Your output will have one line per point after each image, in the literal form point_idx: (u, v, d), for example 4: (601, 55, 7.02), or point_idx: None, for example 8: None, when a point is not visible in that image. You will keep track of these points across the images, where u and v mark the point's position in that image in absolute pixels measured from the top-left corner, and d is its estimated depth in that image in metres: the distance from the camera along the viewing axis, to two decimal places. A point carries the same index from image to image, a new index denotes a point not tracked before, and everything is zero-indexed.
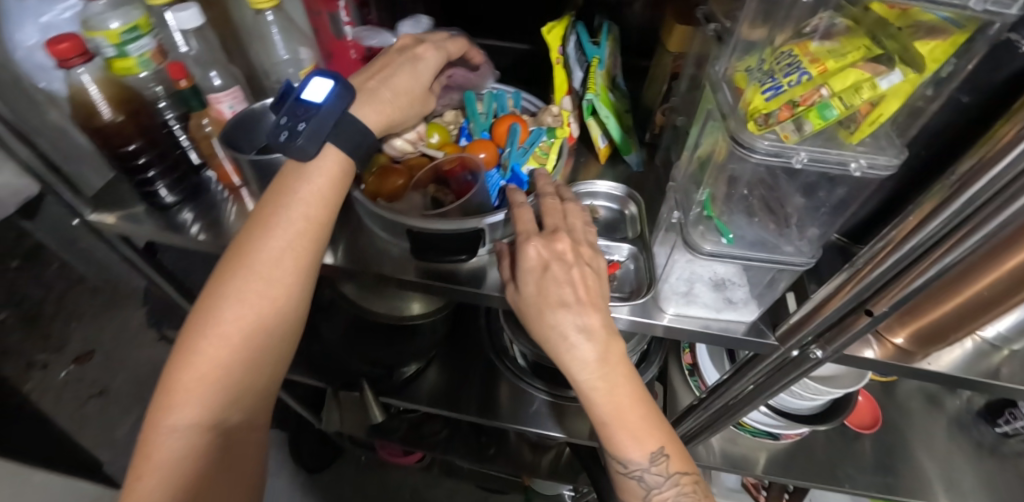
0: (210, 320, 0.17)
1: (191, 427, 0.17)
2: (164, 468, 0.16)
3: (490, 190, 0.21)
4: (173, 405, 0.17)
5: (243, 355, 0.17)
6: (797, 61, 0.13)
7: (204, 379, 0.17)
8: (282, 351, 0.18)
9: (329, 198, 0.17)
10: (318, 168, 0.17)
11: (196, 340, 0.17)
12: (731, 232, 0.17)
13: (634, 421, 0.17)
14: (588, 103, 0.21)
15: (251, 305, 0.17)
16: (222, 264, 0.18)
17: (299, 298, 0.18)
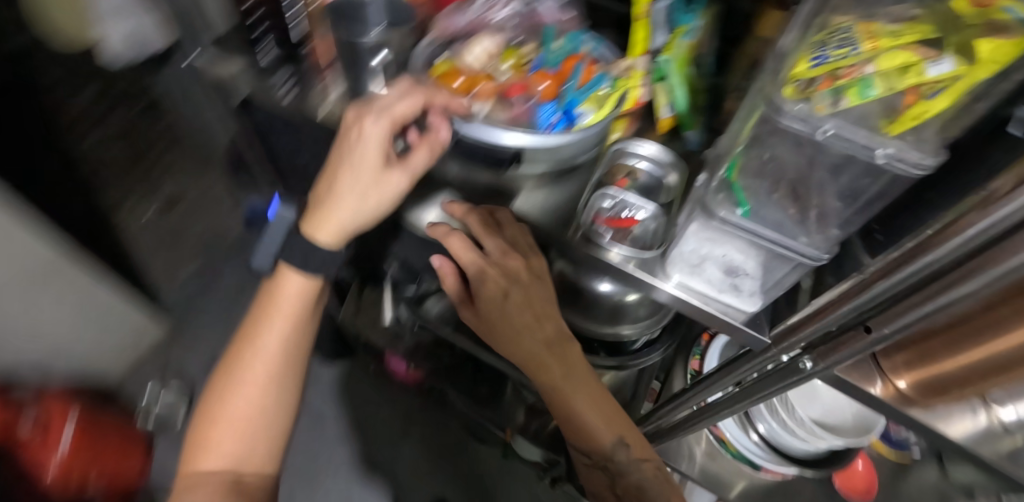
0: (226, 397, 0.26)
1: (218, 470, 0.25)
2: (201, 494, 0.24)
3: (540, 120, 0.20)
4: (203, 458, 0.25)
5: (248, 418, 0.26)
6: (851, 37, 0.12)
7: (223, 437, 0.25)
8: (277, 412, 0.27)
9: (293, 309, 0.26)
10: (276, 294, 0.25)
11: (218, 412, 0.25)
12: (749, 206, 0.16)
13: (596, 415, 0.28)
14: (660, 65, 0.21)
15: (247, 384, 0.25)
16: (228, 363, 0.26)
17: (279, 378, 0.26)
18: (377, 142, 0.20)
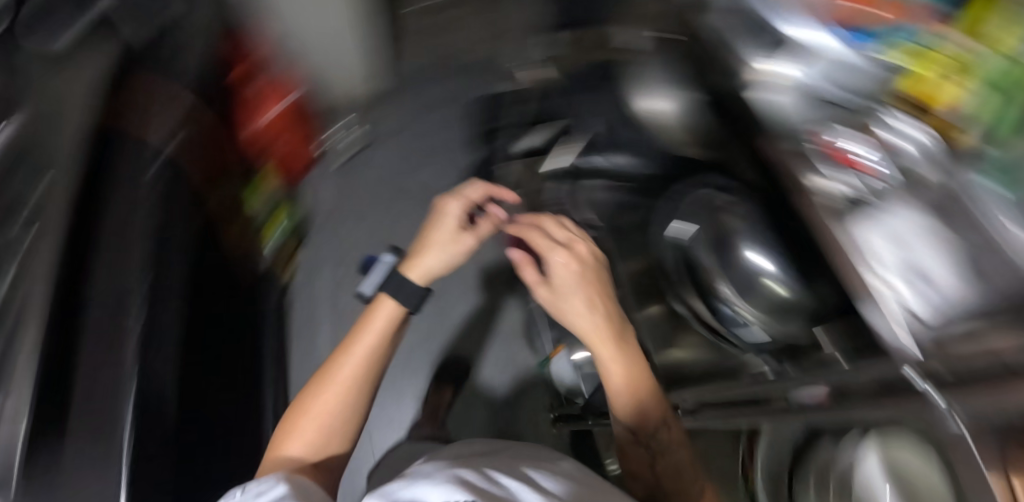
0: (310, 405, 0.44)
1: (299, 454, 0.43)
2: (292, 454, 0.43)
3: (858, 39, 0.34)
4: (292, 443, 0.43)
5: (327, 410, 0.44)
6: (971, 121, 0.30)
7: (312, 421, 0.44)
8: (341, 410, 0.44)
9: (367, 351, 0.45)
10: (366, 331, 0.45)
11: (308, 410, 0.44)
12: (1008, 192, 0.26)
13: (618, 376, 0.43)
14: (958, 74, 0.31)
15: (330, 393, 0.44)
16: (318, 380, 0.46)
17: (349, 391, 0.45)
18: (456, 214, 0.49)
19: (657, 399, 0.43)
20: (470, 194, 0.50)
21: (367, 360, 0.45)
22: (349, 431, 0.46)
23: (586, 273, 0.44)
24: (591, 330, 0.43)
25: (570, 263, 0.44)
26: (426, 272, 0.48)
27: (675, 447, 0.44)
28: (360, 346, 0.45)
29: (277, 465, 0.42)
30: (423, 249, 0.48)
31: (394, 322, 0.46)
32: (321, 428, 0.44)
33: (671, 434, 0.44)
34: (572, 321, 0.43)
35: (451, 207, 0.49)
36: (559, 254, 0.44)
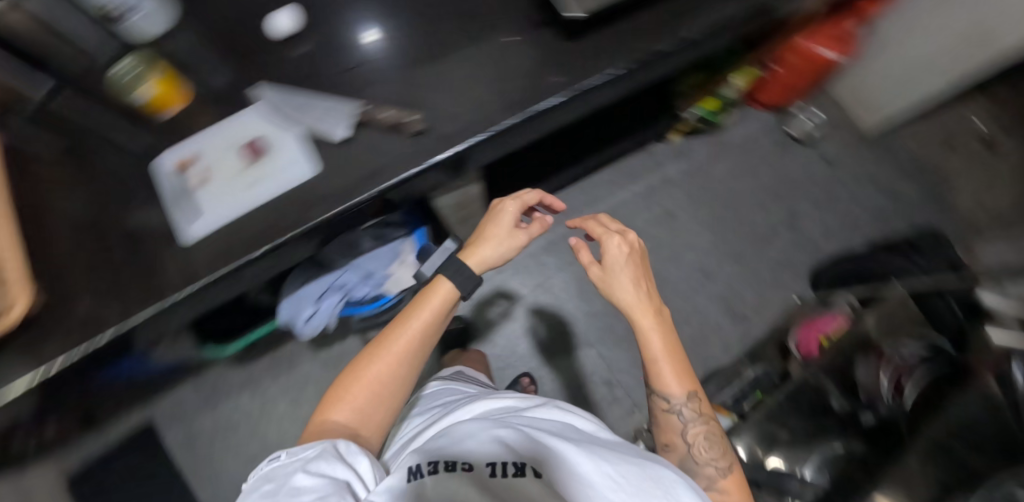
0: (358, 377, 0.57)
1: (343, 424, 0.54)
2: (341, 414, 0.55)
3: None
4: (338, 411, 0.55)
5: (378, 383, 0.57)
6: None
7: (367, 385, 0.57)
8: (392, 387, 0.58)
9: (427, 322, 0.61)
10: (432, 302, 0.62)
11: (364, 373, 0.57)
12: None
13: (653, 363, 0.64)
14: None
15: (382, 366, 0.57)
16: (371, 351, 0.59)
17: (402, 363, 0.59)
18: (511, 213, 0.69)
19: (676, 363, 0.63)
20: (521, 197, 0.70)
21: (421, 336, 0.60)
22: (393, 409, 0.58)
23: (632, 268, 0.66)
24: (630, 305, 0.64)
25: (622, 252, 0.66)
26: (483, 262, 0.66)
27: (701, 422, 0.64)
28: (415, 323, 0.60)
29: (328, 428, 0.54)
30: (487, 237, 0.68)
31: (446, 302, 0.63)
32: (382, 396, 0.57)
33: (694, 407, 0.63)
34: (621, 299, 0.65)
35: (508, 207, 0.69)
36: (617, 243, 0.66)
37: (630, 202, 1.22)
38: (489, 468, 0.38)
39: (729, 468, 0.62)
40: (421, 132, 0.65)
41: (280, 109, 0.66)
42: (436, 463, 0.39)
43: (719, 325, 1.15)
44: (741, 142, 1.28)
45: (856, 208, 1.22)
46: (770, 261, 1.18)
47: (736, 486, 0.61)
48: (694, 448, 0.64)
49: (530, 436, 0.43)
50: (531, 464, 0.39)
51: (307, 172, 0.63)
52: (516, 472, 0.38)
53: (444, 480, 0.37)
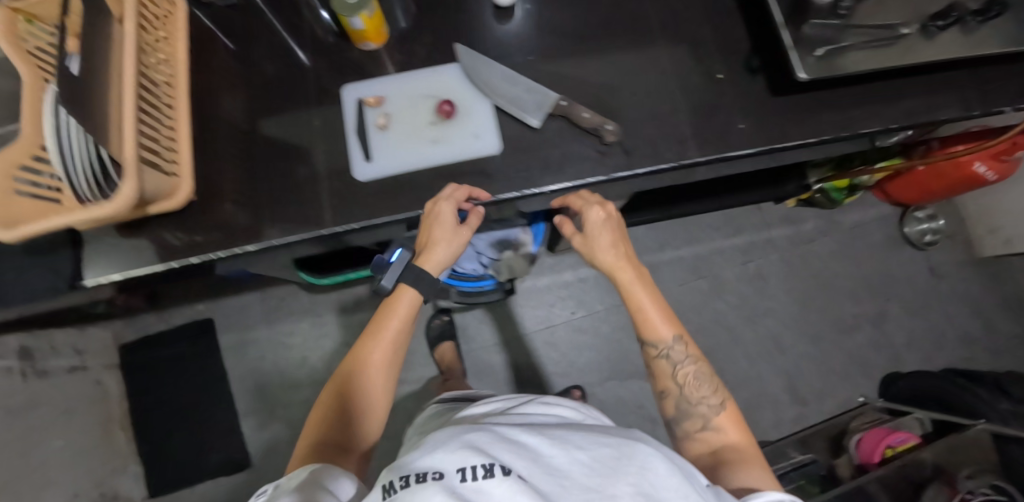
0: (337, 394, 0.52)
1: (329, 443, 0.49)
2: (319, 436, 0.50)
3: None
4: (321, 432, 0.50)
5: (354, 395, 0.52)
6: None
7: (344, 397, 0.51)
8: (373, 396, 0.52)
9: (400, 320, 0.54)
10: (402, 301, 0.55)
11: (342, 387, 0.52)
12: None
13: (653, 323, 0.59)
14: None
15: (358, 375, 0.52)
16: (347, 362, 0.53)
17: (378, 366, 0.53)
18: (449, 214, 0.56)
19: (662, 308, 0.59)
20: (456, 196, 0.56)
21: (386, 358, 0.53)
22: (378, 415, 0.53)
23: (611, 226, 0.58)
24: (610, 266, 0.58)
25: (601, 217, 0.57)
26: (440, 265, 0.56)
27: (692, 362, 0.59)
28: (386, 329, 0.54)
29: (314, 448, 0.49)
30: (433, 245, 0.55)
31: (412, 310, 0.55)
32: (362, 423, 0.52)
33: (683, 349, 0.59)
34: (598, 262, 0.58)
35: (442, 210, 0.55)
36: (595, 212, 0.57)
37: (726, 251, 1.21)
38: (459, 473, 0.31)
39: (725, 404, 0.58)
40: (611, 146, 0.62)
41: (478, 74, 0.63)
42: (407, 476, 0.32)
43: (777, 399, 1.14)
44: (851, 226, 1.23)
45: (947, 328, 1.17)
46: (846, 353, 1.16)
47: (731, 422, 0.57)
48: (685, 389, 0.60)
49: (498, 434, 0.37)
50: (502, 464, 0.31)
51: (489, 150, 0.61)
52: (485, 473, 0.30)
53: (413, 494, 0.30)
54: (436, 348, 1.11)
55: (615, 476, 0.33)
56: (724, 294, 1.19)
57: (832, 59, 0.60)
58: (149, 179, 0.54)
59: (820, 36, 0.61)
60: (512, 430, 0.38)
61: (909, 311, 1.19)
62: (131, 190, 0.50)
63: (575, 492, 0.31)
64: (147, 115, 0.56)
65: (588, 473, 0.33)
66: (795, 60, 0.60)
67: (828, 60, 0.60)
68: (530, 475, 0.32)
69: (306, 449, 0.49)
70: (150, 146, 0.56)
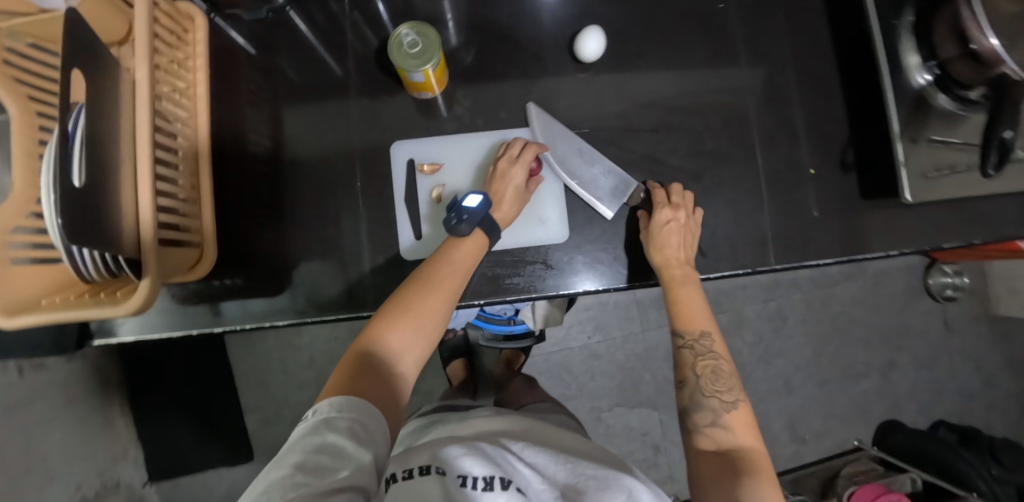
0: (396, 311, 0.50)
1: (379, 358, 0.48)
2: (370, 347, 0.48)
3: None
4: (372, 345, 0.48)
5: (415, 321, 0.50)
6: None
7: (407, 319, 0.50)
8: (432, 329, 0.51)
9: (470, 257, 0.55)
10: (471, 240, 0.55)
11: (404, 307, 0.50)
12: None
13: (688, 311, 0.57)
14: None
15: (424, 300, 0.51)
16: (415, 282, 0.52)
17: (445, 300, 0.52)
18: (518, 178, 0.59)
19: (703, 303, 0.58)
20: (525, 155, 0.60)
21: (445, 296, 0.52)
22: (428, 348, 0.52)
23: (683, 232, 0.58)
24: (660, 258, 0.57)
25: (669, 219, 0.57)
26: (505, 223, 0.59)
27: (719, 357, 0.56)
28: (458, 264, 0.54)
29: (365, 362, 0.47)
30: (501, 196, 0.59)
31: (476, 255, 0.55)
32: (412, 352, 0.50)
33: (711, 345, 0.57)
34: (649, 255, 0.58)
35: (514, 172, 0.59)
36: (663, 213, 0.57)
37: (749, 288, 1.19)
38: (460, 479, 0.36)
39: (739, 405, 0.53)
40: None
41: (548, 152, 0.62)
42: (411, 468, 0.37)
43: (778, 437, 1.17)
44: (877, 272, 1.21)
45: (949, 382, 1.21)
46: (849, 398, 1.19)
47: (744, 426, 0.52)
48: (702, 381, 0.55)
49: (493, 452, 0.42)
50: (501, 477, 0.37)
51: (554, 239, 0.61)
52: (485, 485, 0.36)
53: (419, 484, 0.35)
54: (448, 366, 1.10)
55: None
56: (741, 331, 1.18)
57: (938, 176, 0.57)
58: (170, 260, 0.49)
59: (932, 152, 0.57)
60: (507, 452, 0.43)
61: (917, 363, 1.20)
62: (153, 286, 0.43)
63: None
64: (161, 181, 0.49)
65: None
66: (904, 178, 0.56)
67: (940, 183, 0.57)
68: (521, 488, 0.38)
69: (355, 359, 0.47)
70: (167, 218, 0.49)
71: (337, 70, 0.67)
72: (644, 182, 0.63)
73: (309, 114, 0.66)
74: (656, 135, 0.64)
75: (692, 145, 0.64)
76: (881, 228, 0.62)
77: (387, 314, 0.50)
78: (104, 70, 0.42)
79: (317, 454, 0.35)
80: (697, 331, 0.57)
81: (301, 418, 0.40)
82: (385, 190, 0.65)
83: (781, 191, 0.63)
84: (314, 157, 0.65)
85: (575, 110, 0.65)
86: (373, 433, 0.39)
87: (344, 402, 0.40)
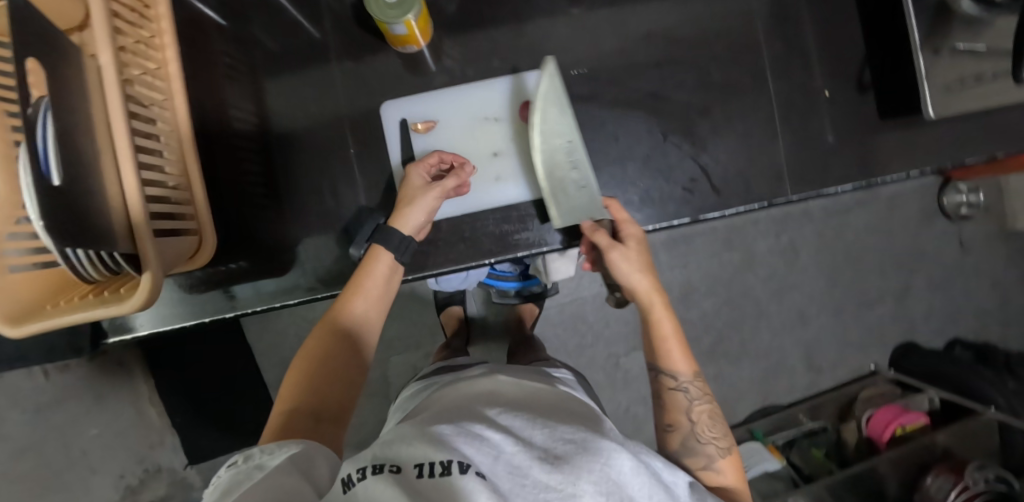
0: (306, 362, 0.47)
1: (296, 407, 0.43)
2: (286, 402, 0.44)
3: None
4: (285, 401, 0.44)
5: (328, 363, 0.47)
6: None
7: (319, 363, 0.47)
8: (350, 363, 0.48)
9: (381, 282, 0.53)
10: (381, 262, 0.53)
11: (313, 355, 0.48)
12: None
13: (673, 348, 0.51)
14: None
15: (332, 338, 0.49)
16: (318, 329, 0.49)
17: (358, 332, 0.50)
18: (419, 178, 0.57)
19: (682, 338, 0.51)
20: (426, 159, 0.58)
21: (358, 332, 0.50)
22: (354, 387, 0.48)
23: (645, 250, 0.53)
24: (642, 287, 0.51)
25: (636, 237, 0.53)
26: (411, 225, 0.55)
27: (706, 399, 0.50)
28: (362, 295, 0.52)
29: (281, 420, 0.42)
30: (403, 199, 0.56)
31: (388, 276, 0.54)
32: (336, 391, 0.46)
33: (700, 387, 0.50)
34: (629, 284, 0.51)
35: (413, 173, 0.57)
36: (630, 232, 0.53)
37: (760, 223, 1.16)
38: (418, 470, 0.27)
39: (732, 451, 0.48)
40: (701, 182, 0.59)
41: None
42: (365, 469, 0.29)
43: (794, 368, 1.19)
44: (890, 196, 1.18)
45: (964, 302, 1.20)
46: (864, 325, 1.19)
47: (738, 470, 0.48)
48: (697, 425, 0.49)
49: (453, 427, 0.32)
50: (460, 458, 0.28)
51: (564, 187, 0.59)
52: (440, 470, 0.27)
53: (369, 488, 0.26)
54: (442, 313, 1.09)
55: (577, 469, 0.29)
56: (753, 267, 1.17)
57: (962, 88, 0.54)
58: (171, 250, 0.48)
59: (954, 64, 0.54)
60: (472, 425, 0.33)
61: (933, 286, 1.20)
62: (157, 279, 0.43)
63: (532, 493, 0.27)
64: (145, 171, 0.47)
65: (548, 468, 0.29)
66: (925, 93, 0.54)
67: (963, 96, 0.54)
68: (483, 472, 0.27)
69: (280, 417, 0.43)
70: (160, 209, 0.47)
71: (315, 32, 0.63)
72: (649, 123, 0.60)
73: (293, 84, 0.63)
74: (659, 71, 0.60)
75: (697, 77, 0.60)
76: (902, 148, 0.60)
77: (300, 368, 0.47)
78: (66, 57, 0.39)
79: (243, 490, 0.29)
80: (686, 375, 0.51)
81: (229, 468, 0.33)
82: (380, 156, 0.62)
83: (796, 117, 0.60)
84: (303, 129, 0.62)
85: (571, 51, 0.61)
86: (312, 462, 0.33)
87: (276, 444, 0.35)
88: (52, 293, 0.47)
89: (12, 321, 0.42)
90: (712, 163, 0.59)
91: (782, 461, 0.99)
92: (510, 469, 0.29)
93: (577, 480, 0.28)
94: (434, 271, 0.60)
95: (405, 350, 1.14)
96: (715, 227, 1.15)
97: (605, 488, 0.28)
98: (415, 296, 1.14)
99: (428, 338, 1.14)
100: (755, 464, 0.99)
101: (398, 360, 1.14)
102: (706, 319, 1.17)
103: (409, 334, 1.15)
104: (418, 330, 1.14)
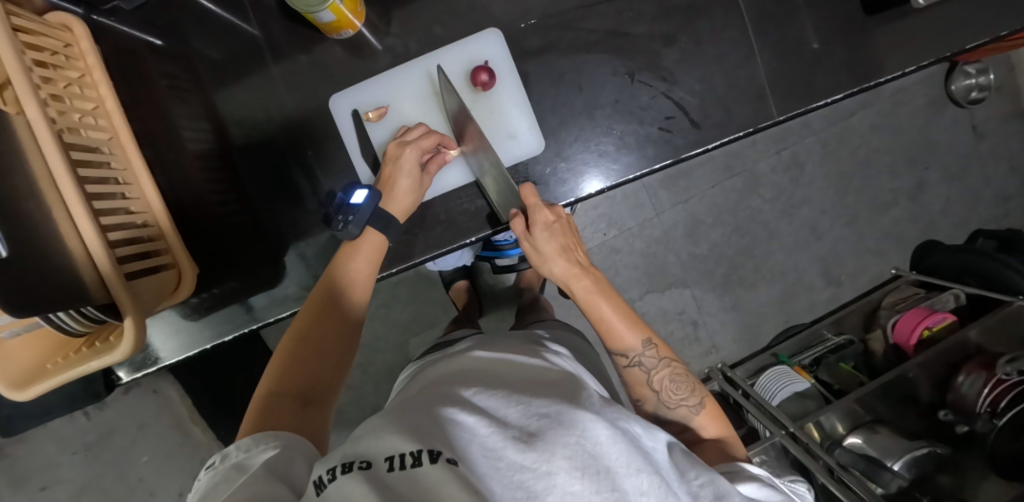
0: (291, 347, 0.47)
1: (282, 390, 0.43)
2: (269, 385, 0.44)
3: None
4: (269, 383, 0.44)
5: (316, 346, 0.47)
6: None
7: (305, 346, 0.47)
8: (335, 350, 0.48)
9: (370, 263, 0.53)
10: (367, 239, 0.53)
11: (298, 339, 0.47)
12: None
13: (613, 327, 0.51)
14: None
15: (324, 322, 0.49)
16: (305, 316, 0.49)
17: (349, 318, 0.50)
18: (411, 161, 0.54)
19: (624, 311, 0.51)
20: (421, 142, 0.54)
21: (346, 319, 0.50)
22: (340, 372, 0.48)
23: (560, 233, 0.52)
24: (563, 273, 0.52)
25: (552, 222, 0.52)
26: (403, 207, 0.55)
27: (661, 363, 0.51)
28: (349, 278, 0.52)
29: (266, 402, 0.42)
30: (393, 181, 0.54)
31: (377, 256, 0.54)
32: (319, 376, 0.46)
33: (655, 354, 0.51)
34: (550, 272, 0.53)
35: (407, 156, 0.54)
36: (543, 217, 0.52)
37: (758, 143, 1.12)
38: (387, 463, 0.28)
39: (704, 404, 0.50)
40: (677, 119, 0.55)
41: (508, 66, 0.56)
42: (335, 469, 0.29)
43: (812, 285, 1.17)
44: (894, 91, 1.11)
45: (984, 190, 1.15)
46: (880, 230, 1.16)
47: (715, 416, 0.50)
48: (663, 394, 0.51)
49: (425, 415, 0.32)
50: (430, 447, 0.28)
51: (529, 150, 0.56)
52: (413, 462, 0.27)
53: (338, 489, 0.27)
54: (451, 289, 1.09)
55: (550, 445, 0.28)
56: (758, 190, 1.13)
57: None
58: (145, 288, 0.47)
59: None
60: (444, 409, 0.32)
61: (950, 179, 1.14)
62: (139, 321, 0.43)
63: (507, 477, 0.27)
64: (106, 214, 0.46)
65: (522, 448, 0.28)
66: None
67: None
68: (453, 459, 0.27)
69: (261, 402, 0.42)
70: (128, 249, 0.47)
71: (251, 30, 0.59)
72: (613, 64, 0.56)
73: (240, 90, 0.60)
74: (616, 4, 0.56)
75: (659, 3, 0.55)
76: (893, 43, 0.55)
77: (285, 350, 0.47)
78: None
79: (227, 493, 0.31)
80: (634, 355, 0.51)
81: (210, 470, 0.36)
82: (344, 150, 0.60)
83: (772, 29, 0.55)
84: (262, 138, 0.60)
85: (517, 3, 0.57)
86: (290, 460, 0.34)
87: (253, 440, 0.36)
88: (51, 352, 0.47)
89: (14, 388, 0.42)
90: (687, 95, 0.55)
91: (810, 380, 0.97)
92: (488, 454, 0.28)
93: (551, 457, 0.28)
94: (422, 258, 0.59)
95: (422, 331, 1.15)
96: (712, 155, 1.10)
97: (580, 462, 0.28)
98: (421, 276, 1.14)
99: (442, 315, 1.15)
100: (783, 385, 0.96)
101: (417, 341, 1.15)
102: (716, 250, 1.14)
103: (422, 315, 1.15)
104: (431, 309, 1.15)
